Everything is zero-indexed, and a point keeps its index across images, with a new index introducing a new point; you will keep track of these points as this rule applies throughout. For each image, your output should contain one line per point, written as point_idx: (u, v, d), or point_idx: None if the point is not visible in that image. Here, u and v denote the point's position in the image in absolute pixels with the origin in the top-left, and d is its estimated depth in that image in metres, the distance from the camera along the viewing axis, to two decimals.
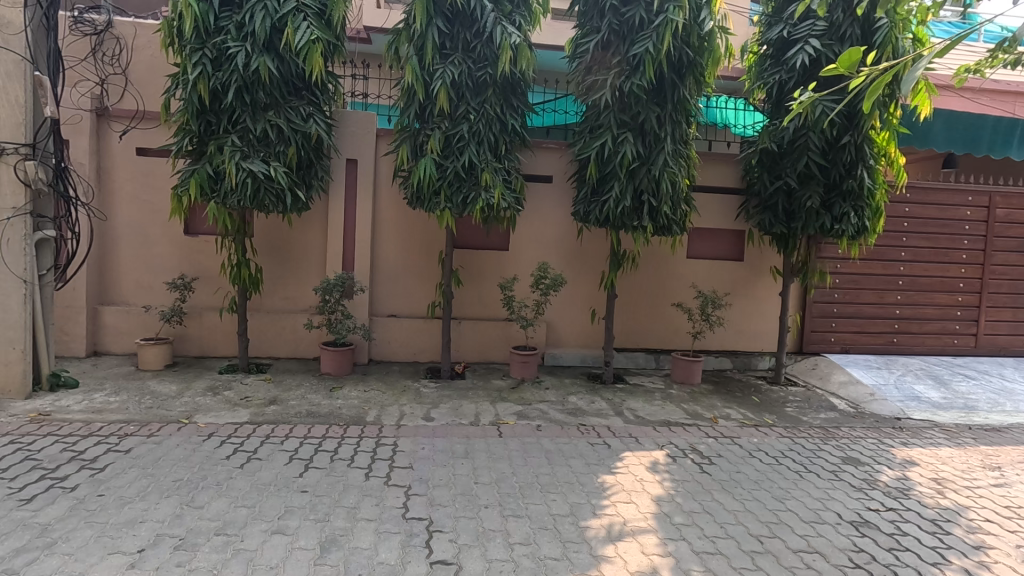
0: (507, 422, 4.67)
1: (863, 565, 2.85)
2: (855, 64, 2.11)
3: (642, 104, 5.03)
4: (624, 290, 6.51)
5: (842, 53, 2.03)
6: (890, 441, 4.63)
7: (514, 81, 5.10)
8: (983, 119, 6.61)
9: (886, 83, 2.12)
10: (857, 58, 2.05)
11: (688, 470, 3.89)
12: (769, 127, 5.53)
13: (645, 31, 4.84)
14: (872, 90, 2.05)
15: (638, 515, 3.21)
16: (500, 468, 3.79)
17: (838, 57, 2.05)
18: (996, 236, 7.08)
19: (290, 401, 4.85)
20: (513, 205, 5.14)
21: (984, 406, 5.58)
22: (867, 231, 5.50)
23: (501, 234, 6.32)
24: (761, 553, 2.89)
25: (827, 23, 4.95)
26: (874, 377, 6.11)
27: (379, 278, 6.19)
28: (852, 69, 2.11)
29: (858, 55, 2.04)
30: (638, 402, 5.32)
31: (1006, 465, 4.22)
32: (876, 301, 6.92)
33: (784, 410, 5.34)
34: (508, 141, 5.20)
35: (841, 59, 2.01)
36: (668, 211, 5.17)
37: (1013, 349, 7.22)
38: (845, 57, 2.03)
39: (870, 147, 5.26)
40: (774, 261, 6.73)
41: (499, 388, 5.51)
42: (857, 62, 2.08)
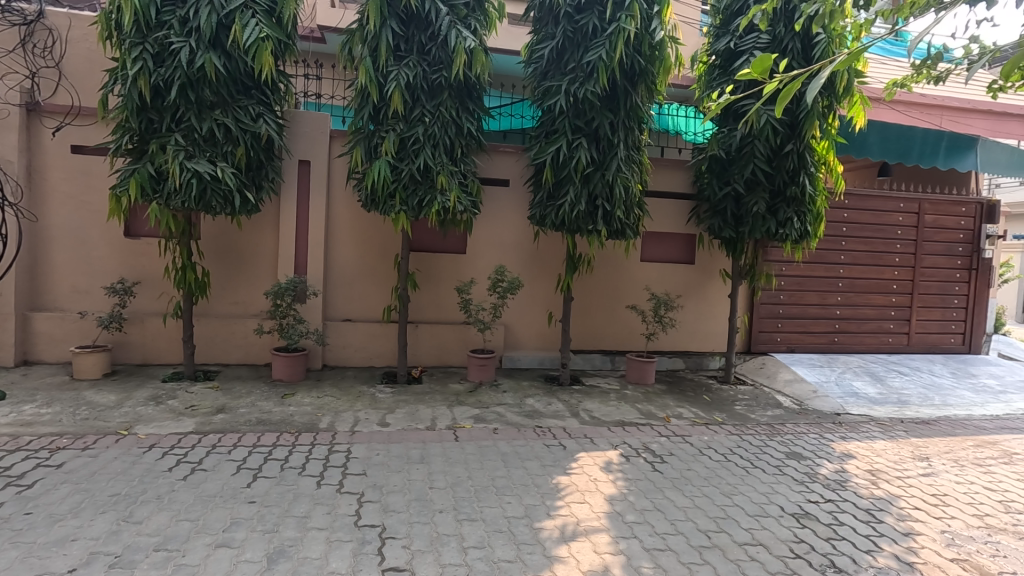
0: (464, 426, 4.66)
1: (803, 555, 2.98)
2: (765, 72, 1.90)
3: (596, 110, 5.13)
4: (581, 293, 6.61)
5: (754, 60, 1.85)
6: (831, 436, 4.87)
7: (469, 85, 5.13)
8: (912, 131, 7.02)
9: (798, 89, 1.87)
10: (768, 66, 1.88)
11: (641, 469, 3.98)
12: (719, 135, 5.76)
13: (598, 39, 4.95)
14: (784, 97, 1.82)
15: (591, 515, 3.26)
16: (457, 472, 3.78)
17: (750, 64, 1.87)
18: (926, 241, 7.54)
19: (239, 409, 4.69)
20: (469, 208, 5.15)
21: (915, 401, 5.93)
22: (810, 236, 5.75)
23: (458, 238, 6.30)
24: (708, 548, 2.98)
25: (770, 36, 5.17)
26: (817, 375, 6.41)
27: (334, 281, 6.07)
28: (764, 76, 1.94)
29: (769, 63, 1.89)
30: (594, 403, 5.40)
31: (933, 455, 4.50)
32: (818, 302, 7.25)
33: (733, 408, 5.53)
34: (464, 145, 5.19)
35: (754, 66, 1.82)
36: (622, 216, 5.27)
37: (942, 346, 7.71)
38: (757, 64, 1.84)
39: (811, 155, 5.48)
40: (724, 265, 6.97)
41: (456, 392, 5.49)
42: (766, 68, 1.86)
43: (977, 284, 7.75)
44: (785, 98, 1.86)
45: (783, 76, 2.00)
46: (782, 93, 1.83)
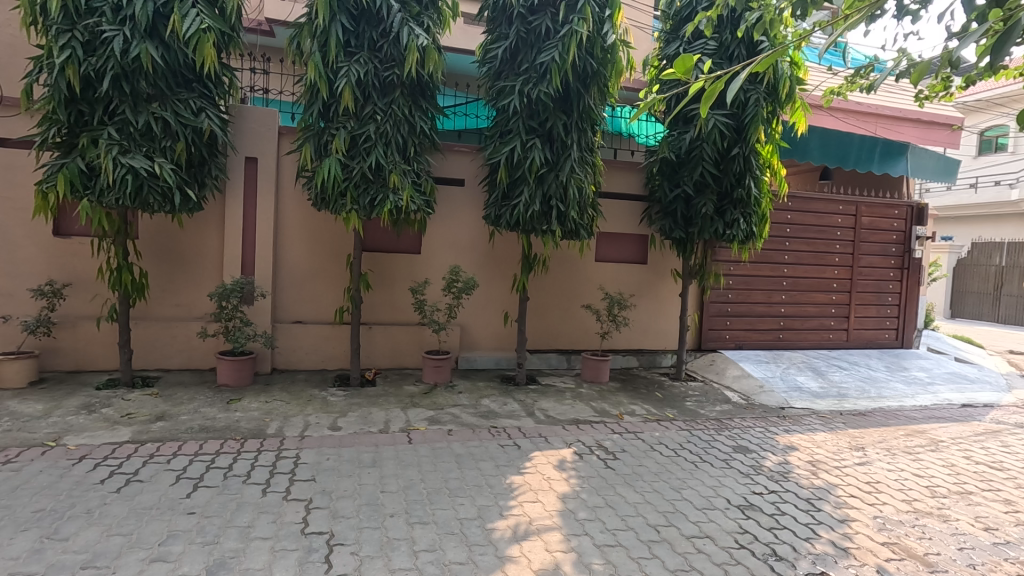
0: (418, 428, 4.60)
1: (746, 545, 3.07)
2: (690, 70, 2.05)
3: (549, 111, 5.16)
4: (537, 293, 6.64)
5: (678, 58, 2.00)
6: (775, 429, 5.06)
7: (422, 83, 5.08)
8: (850, 137, 7.35)
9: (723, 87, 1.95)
10: (691, 65, 2.03)
11: (594, 467, 4.03)
12: (669, 138, 5.91)
13: (551, 40, 4.99)
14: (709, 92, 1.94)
15: (543, 514, 3.28)
16: (409, 475, 3.72)
17: (675, 64, 2.03)
18: (863, 242, 7.94)
19: (181, 416, 4.49)
20: (423, 208, 5.10)
21: (853, 394, 6.23)
22: (755, 236, 5.94)
23: (412, 237, 6.23)
24: (657, 543, 3.04)
25: (717, 43, 5.32)
26: (762, 370, 6.66)
27: (283, 282, 5.90)
28: (688, 76, 2.10)
29: (691, 64, 2.04)
30: (549, 402, 5.44)
31: (868, 445, 4.74)
32: (764, 300, 7.52)
33: (684, 404, 5.68)
34: (417, 143, 5.13)
35: (676, 62, 1.96)
36: (576, 216, 5.32)
37: (877, 342, 8.15)
38: (680, 63, 2.00)
39: (756, 159, 5.68)
40: (675, 265, 7.14)
41: (411, 394, 5.42)
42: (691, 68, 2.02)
43: (908, 282, 8.23)
44: (705, 95, 1.96)
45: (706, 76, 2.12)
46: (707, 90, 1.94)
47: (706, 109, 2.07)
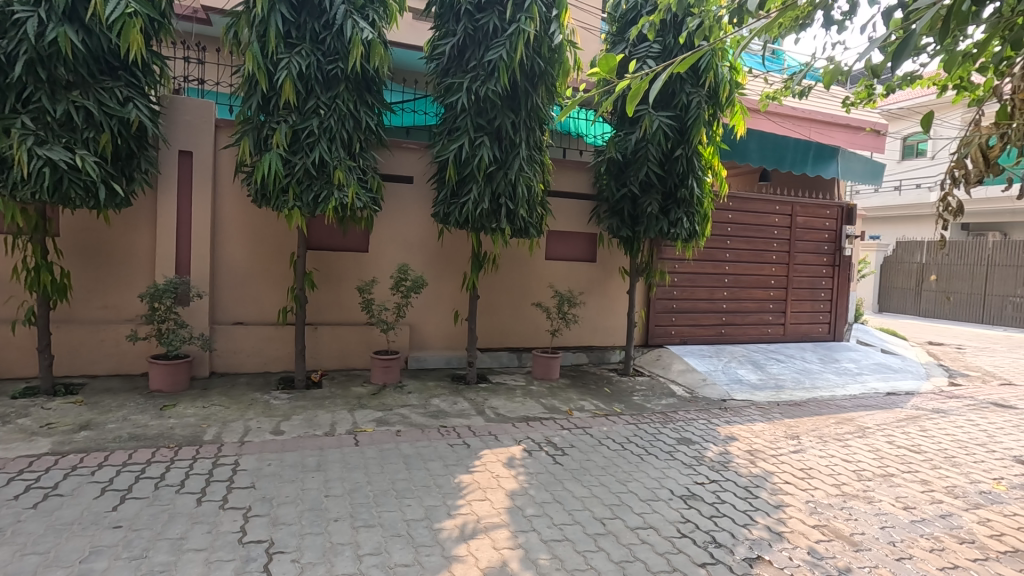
0: (365, 430, 4.51)
1: (688, 534, 3.17)
2: (609, 63, 2.44)
3: (497, 109, 5.16)
4: (487, 292, 6.63)
5: (601, 59, 2.47)
6: (717, 421, 5.25)
7: (368, 77, 4.97)
8: (785, 140, 7.68)
9: (644, 88, 2.14)
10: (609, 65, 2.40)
11: (542, 463, 4.06)
12: (616, 138, 6.04)
13: (499, 39, 5.00)
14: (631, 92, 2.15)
15: (492, 512, 3.28)
16: (355, 478, 3.64)
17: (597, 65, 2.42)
18: (798, 240, 8.34)
19: (108, 425, 4.23)
20: (369, 205, 5.01)
21: (789, 385, 6.54)
22: (698, 235, 6.13)
23: (359, 235, 6.09)
24: (603, 535, 3.09)
25: (660, 46, 5.46)
26: (706, 364, 6.89)
27: (222, 282, 5.65)
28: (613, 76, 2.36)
29: (610, 60, 2.42)
30: (500, 400, 5.45)
31: (802, 433, 4.99)
32: (708, 297, 7.79)
33: (632, 399, 5.81)
34: (363, 139, 5.01)
35: (596, 63, 2.45)
36: (525, 214, 5.34)
37: (812, 335, 8.59)
38: (601, 61, 2.42)
39: (698, 160, 5.86)
40: (622, 263, 7.30)
41: (358, 395, 5.31)
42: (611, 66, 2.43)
43: (839, 279, 8.71)
44: (630, 94, 2.15)
45: (633, 76, 2.34)
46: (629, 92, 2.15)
47: (631, 107, 2.25)
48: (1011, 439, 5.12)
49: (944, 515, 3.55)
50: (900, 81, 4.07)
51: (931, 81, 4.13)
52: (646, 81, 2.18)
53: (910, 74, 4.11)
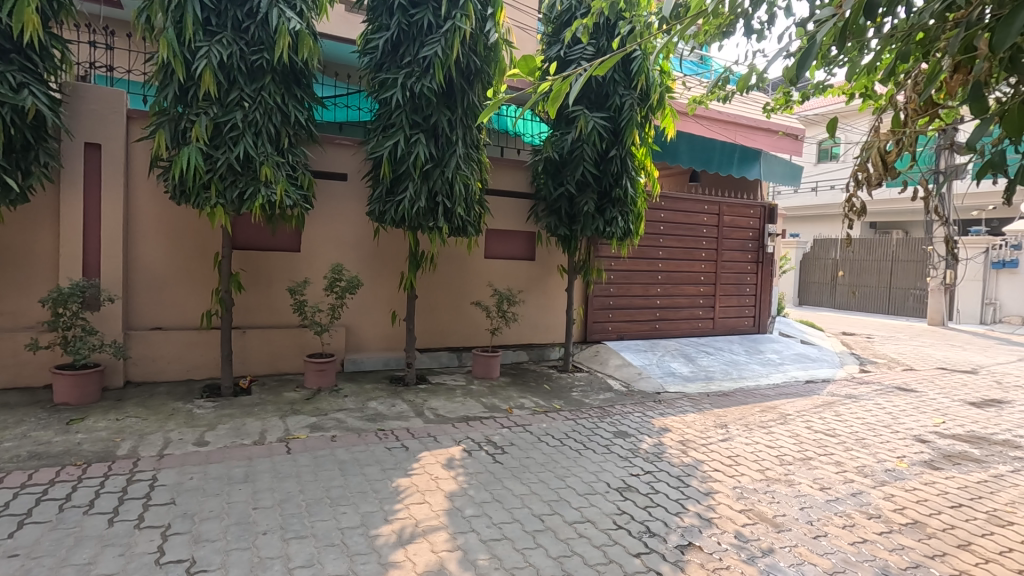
0: (298, 437, 4.33)
1: (623, 525, 3.25)
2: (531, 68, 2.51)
3: (432, 106, 5.09)
4: (425, 291, 6.54)
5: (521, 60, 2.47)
6: (651, 413, 5.42)
7: (296, 70, 4.76)
8: (712, 143, 8.04)
9: (564, 91, 2.17)
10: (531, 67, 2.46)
11: (482, 462, 4.05)
12: (552, 138, 6.10)
13: (434, 35, 4.94)
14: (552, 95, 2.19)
15: (430, 514, 3.23)
16: (286, 487, 3.49)
17: (519, 65, 2.47)
18: (725, 238, 8.75)
19: (3, 443, 3.84)
20: (300, 202, 4.82)
21: (718, 376, 6.86)
22: (632, 234, 6.30)
23: (290, 234, 5.85)
24: (542, 531, 3.12)
25: (594, 48, 5.57)
26: (641, 358, 7.11)
27: (137, 284, 5.27)
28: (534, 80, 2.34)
29: (532, 64, 2.48)
30: (439, 401, 5.39)
31: (730, 422, 5.24)
32: (642, 293, 8.03)
33: (570, 394, 5.91)
34: (292, 134, 4.80)
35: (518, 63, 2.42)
36: (462, 213, 5.30)
37: (739, 328, 9.05)
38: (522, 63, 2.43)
39: (632, 161, 6.03)
40: (560, 261, 7.40)
41: (291, 400, 5.09)
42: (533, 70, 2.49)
43: (762, 274, 9.22)
44: (552, 95, 2.18)
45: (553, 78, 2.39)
46: (552, 94, 2.18)
47: (553, 110, 2.29)
48: (912, 419, 5.60)
49: (855, 493, 3.83)
50: (814, 90, 4.34)
51: (840, 91, 4.40)
52: (567, 82, 2.21)
53: (822, 82, 4.38)
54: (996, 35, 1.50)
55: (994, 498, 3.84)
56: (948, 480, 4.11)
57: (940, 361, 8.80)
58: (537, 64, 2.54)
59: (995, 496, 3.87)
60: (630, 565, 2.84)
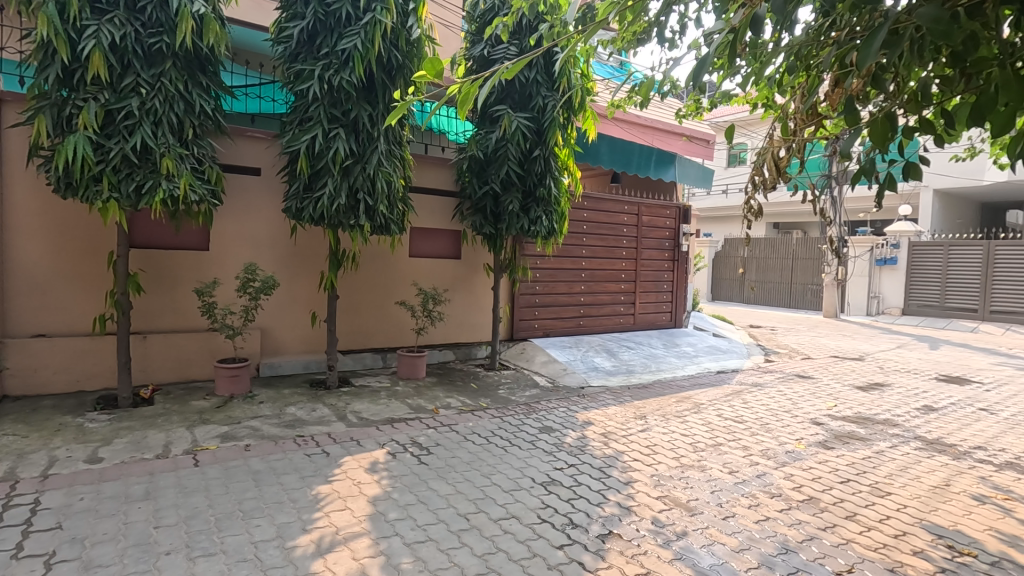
0: (207, 448, 4.06)
1: (547, 518, 3.32)
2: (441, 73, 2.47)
3: (352, 100, 4.93)
4: (347, 292, 6.34)
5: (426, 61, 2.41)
6: (575, 408, 5.57)
7: (201, 56, 4.45)
8: (631, 146, 8.36)
9: (473, 95, 2.17)
10: (439, 70, 2.39)
11: (407, 464, 3.99)
12: (477, 137, 6.10)
13: (353, 26, 4.79)
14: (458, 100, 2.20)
15: (352, 521, 3.14)
16: (193, 503, 3.27)
17: (425, 67, 2.41)
18: (644, 237, 9.13)
19: None
20: (207, 197, 4.51)
21: (638, 369, 7.17)
22: (556, 232, 6.43)
23: (197, 232, 5.48)
24: (467, 530, 3.12)
25: (517, 48, 5.63)
26: (566, 355, 7.28)
27: (15, 287, 4.73)
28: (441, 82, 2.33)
29: (440, 69, 2.43)
30: (363, 404, 5.24)
31: (649, 413, 5.48)
32: (567, 291, 8.21)
33: (497, 392, 5.94)
34: (196, 124, 4.47)
35: (422, 65, 2.35)
36: (385, 211, 5.17)
37: (657, 323, 9.48)
38: (429, 65, 2.36)
39: (555, 161, 6.15)
40: (486, 259, 7.42)
41: (199, 409, 4.76)
42: (440, 73, 2.44)
43: (678, 272, 9.71)
44: (460, 98, 2.18)
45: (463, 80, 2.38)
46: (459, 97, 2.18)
47: (462, 114, 2.29)
48: (809, 404, 6.12)
49: (759, 474, 4.13)
50: (721, 99, 4.61)
51: (744, 100, 4.71)
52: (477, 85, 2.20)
53: (728, 92, 4.67)
54: (858, 54, 1.62)
55: (876, 472, 4.27)
56: (839, 458, 4.52)
57: (833, 350, 9.67)
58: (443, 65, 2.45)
59: (877, 470, 4.31)
60: (553, 557, 2.89)
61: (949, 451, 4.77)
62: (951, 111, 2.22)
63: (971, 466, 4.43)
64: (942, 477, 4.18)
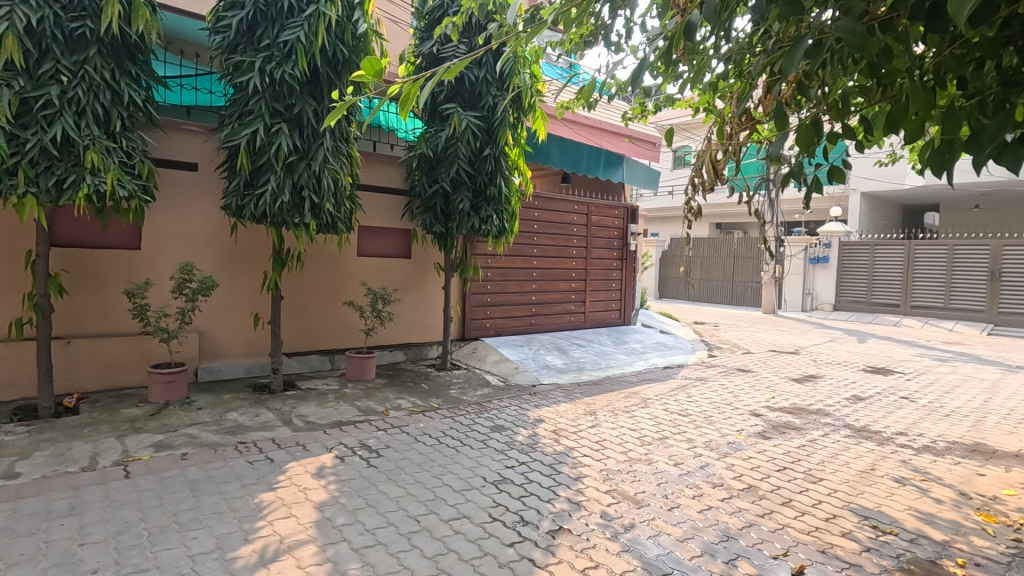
0: (139, 458, 3.84)
1: (498, 517, 3.33)
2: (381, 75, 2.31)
3: (296, 95, 4.78)
4: (292, 292, 6.14)
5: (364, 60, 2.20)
6: (527, 406, 5.61)
7: (130, 43, 4.20)
8: (580, 147, 8.49)
9: (413, 96, 2.12)
10: (378, 70, 2.24)
11: (356, 468, 3.90)
12: (426, 135, 6.03)
13: (296, 18, 4.65)
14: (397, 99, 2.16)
15: (297, 529, 3.04)
16: (124, 517, 3.08)
17: (363, 66, 2.22)
18: (593, 236, 9.29)
19: None
20: (137, 193, 4.26)
21: (588, 367, 7.29)
22: (507, 232, 6.45)
23: (127, 230, 5.18)
24: (417, 532, 3.08)
25: (467, 47, 5.63)
26: (518, 353, 7.32)
27: None
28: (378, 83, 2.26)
29: (378, 69, 2.26)
30: (309, 407, 5.09)
31: (598, 409, 5.59)
32: (518, 290, 8.25)
33: (449, 392, 5.91)
34: (125, 115, 4.21)
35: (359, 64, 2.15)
36: (332, 209, 5.04)
37: (607, 321, 9.68)
38: (366, 65, 2.19)
39: (505, 160, 6.17)
40: (436, 258, 7.36)
41: (131, 418, 4.50)
42: (380, 74, 2.28)
43: (627, 271, 9.94)
44: (400, 97, 2.15)
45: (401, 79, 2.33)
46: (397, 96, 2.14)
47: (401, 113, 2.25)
48: (749, 397, 6.40)
49: (703, 465, 4.28)
50: (665, 103, 4.74)
51: (687, 104, 4.85)
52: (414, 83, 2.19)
53: (672, 96, 4.80)
54: (782, 61, 1.68)
55: (809, 459, 4.51)
56: (776, 447, 4.75)
57: (771, 344, 10.16)
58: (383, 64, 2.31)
59: (810, 457, 4.56)
60: (504, 555, 2.90)
61: (875, 438, 5.09)
62: (870, 121, 2.38)
63: (894, 451, 4.75)
64: (868, 462, 4.47)
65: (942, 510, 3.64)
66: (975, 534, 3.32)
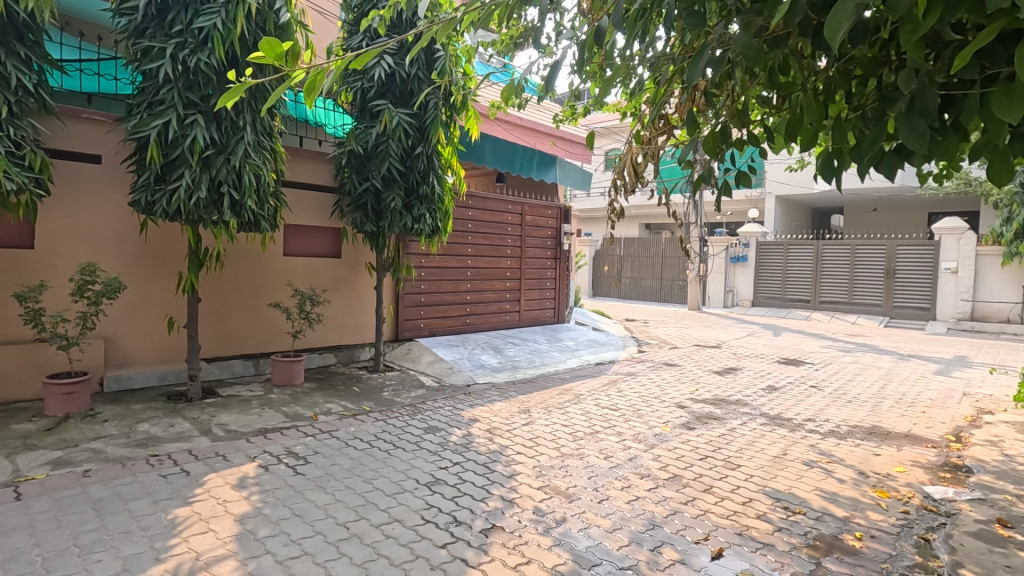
0: (33, 477, 3.51)
1: (431, 518, 3.29)
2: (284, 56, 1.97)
3: (212, 85, 4.52)
4: (211, 294, 5.80)
5: (264, 41, 1.86)
6: (461, 406, 5.59)
7: (18, 22, 3.82)
8: (514, 147, 8.57)
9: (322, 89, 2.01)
10: (281, 51, 1.92)
11: (281, 476, 3.75)
12: (356, 131, 5.87)
13: (212, 4, 4.41)
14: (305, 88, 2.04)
15: (215, 544, 2.88)
16: (14, 543, 2.80)
17: (262, 46, 1.87)
18: (527, 236, 9.39)
19: None
20: (28, 186, 3.88)
21: (523, 365, 7.37)
22: (440, 231, 6.39)
23: (17, 227, 4.71)
24: (346, 540, 3.00)
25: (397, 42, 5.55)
26: (453, 353, 7.27)
27: None
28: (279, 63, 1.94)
29: (281, 49, 1.92)
30: (230, 415, 4.83)
31: (532, 407, 5.66)
32: (453, 289, 8.20)
33: (381, 394, 5.79)
34: (13, 100, 3.82)
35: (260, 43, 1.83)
36: (254, 206, 4.80)
37: (541, 319, 9.82)
38: (266, 45, 1.85)
39: (437, 159, 6.12)
40: (368, 258, 7.18)
41: (23, 434, 4.09)
42: (284, 55, 1.95)
43: (560, 270, 10.12)
44: (308, 88, 2.06)
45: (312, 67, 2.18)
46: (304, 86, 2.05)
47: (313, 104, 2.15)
48: (675, 390, 6.69)
49: (632, 457, 4.44)
50: (595, 107, 4.86)
51: (615, 108, 5.01)
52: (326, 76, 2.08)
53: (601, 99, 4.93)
54: (687, 71, 1.78)
55: (729, 447, 4.78)
56: (699, 437, 5.00)
57: (696, 339, 10.66)
58: (285, 46, 1.94)
59: (730, 445, 4.83)
60: (436, 557, 2.88)
61: (787, 424, 5.47)
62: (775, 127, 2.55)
63: (803, 436, 5.12)
64: (781, 448, 4.79)
65: (843, 489, 3.96)
66: (871, 509, 3.64)
